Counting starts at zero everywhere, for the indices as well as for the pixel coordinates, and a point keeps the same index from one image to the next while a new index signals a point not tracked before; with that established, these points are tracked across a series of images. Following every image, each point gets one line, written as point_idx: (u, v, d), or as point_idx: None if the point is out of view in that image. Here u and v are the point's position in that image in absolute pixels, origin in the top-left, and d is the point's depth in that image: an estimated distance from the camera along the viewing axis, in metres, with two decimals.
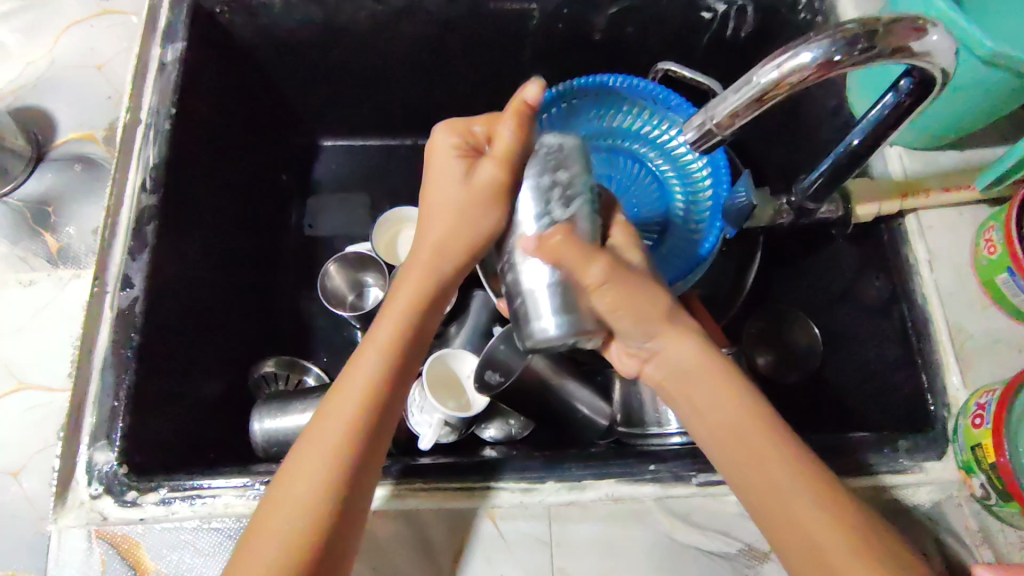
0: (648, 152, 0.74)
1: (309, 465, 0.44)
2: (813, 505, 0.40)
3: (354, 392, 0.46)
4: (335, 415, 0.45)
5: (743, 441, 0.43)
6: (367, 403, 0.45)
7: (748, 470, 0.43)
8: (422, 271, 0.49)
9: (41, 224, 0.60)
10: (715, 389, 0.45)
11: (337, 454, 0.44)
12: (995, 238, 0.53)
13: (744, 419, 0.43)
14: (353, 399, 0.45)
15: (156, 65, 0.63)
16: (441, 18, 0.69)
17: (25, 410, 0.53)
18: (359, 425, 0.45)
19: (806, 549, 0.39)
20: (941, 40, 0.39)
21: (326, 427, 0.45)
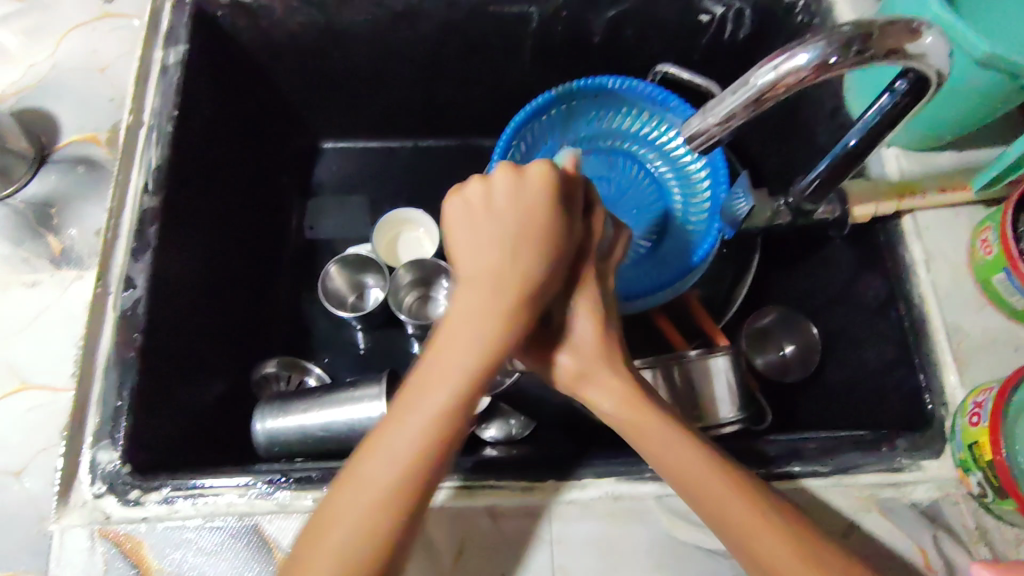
0: (647, 153, 0.74)
1: (355, 506, 0.39)
2: (765, 533, 0.40)
3: (415, 430, 0.40)
4: (393, 456, 0.40)
5: (696, 477, 0.42)
6: (432, 446, 0.40)
7: (702, 502, 0.42)
8: (487, 295, 0.43)
9: (43, 225, 0.60)
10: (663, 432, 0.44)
11: (399, 494, 0.39)
12: (991, 238, 0.54)
13: (678, 449, 0.43)
14: (412, 438, 0.40)
15: (159, 68, 0.64)
16: (441, 20, 0.70)
17: (26, 411, 0.53)
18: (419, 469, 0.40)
19: (746, 553, 0.41)
20: (935, 43, 0.40)
21: (378, 466, 0.39)
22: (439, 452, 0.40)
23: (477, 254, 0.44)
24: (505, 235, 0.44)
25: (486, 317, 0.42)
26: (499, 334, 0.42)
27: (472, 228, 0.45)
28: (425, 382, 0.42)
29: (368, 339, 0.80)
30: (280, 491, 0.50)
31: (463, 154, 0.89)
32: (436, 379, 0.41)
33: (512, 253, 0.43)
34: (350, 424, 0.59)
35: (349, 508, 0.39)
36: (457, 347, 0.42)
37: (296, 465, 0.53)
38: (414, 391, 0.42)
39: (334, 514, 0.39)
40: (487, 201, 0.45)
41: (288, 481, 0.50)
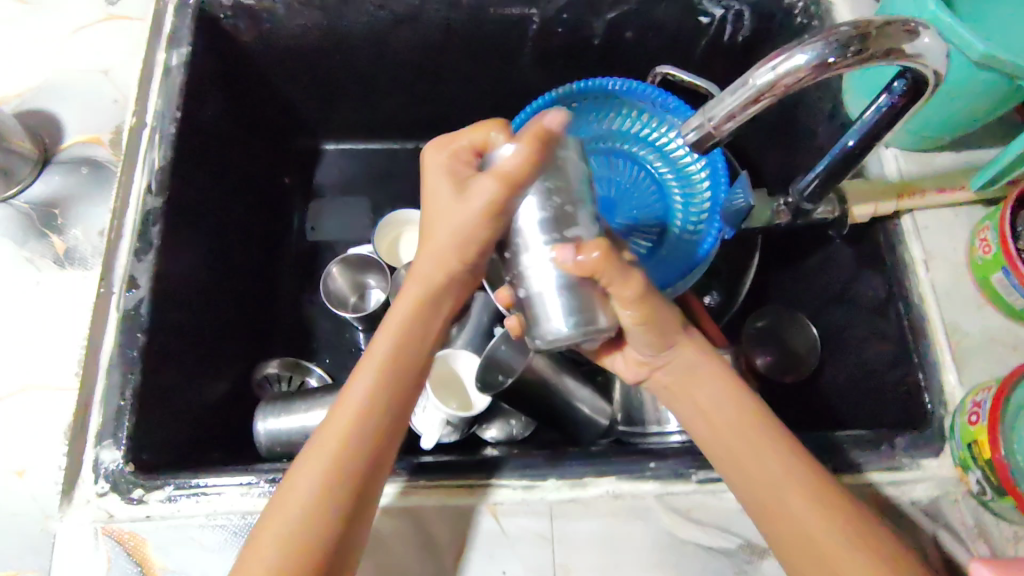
0: (647, 154, 0.74)
1: (309, 471, 0.43)
2: (804, 507, 0.42)
3: (358, 398, 0.45)
4: (340, 421, 0.45)
5: (738, 438, 0.46)
6: (371, 408, 0.45)
7: (742, 466, 0.45)
8: (423, 274, 0.48)
9: (47, 226, 0.60)
10: (712, 389, 0.48)
11: (347, 455, 0.44)
12: (990, 237, 0.54)
13: (731, 411, 0.47)
14: (354, 406, 0.45)
15: (162, 69, 0.64)
16: (442, 23, 0.70)
17: (28, 410, 0.53)
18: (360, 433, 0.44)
19: (802, 541, 0.42)
20: (932, 42, 0.40)
21: (327, 437, 0.44)
22: (384, 411, 0.45)
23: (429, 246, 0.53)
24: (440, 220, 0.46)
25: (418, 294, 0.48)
26: (428, 298, 0.48)
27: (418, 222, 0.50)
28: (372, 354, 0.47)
29: (369, 340, 0.80)
30: None
31: None
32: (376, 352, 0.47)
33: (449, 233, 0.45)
34: None
35: (305, 472, 0.43)
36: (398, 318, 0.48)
37: None
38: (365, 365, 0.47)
39: (293, 480, 0.44)
40: (430, 191, 0.47)
41: None
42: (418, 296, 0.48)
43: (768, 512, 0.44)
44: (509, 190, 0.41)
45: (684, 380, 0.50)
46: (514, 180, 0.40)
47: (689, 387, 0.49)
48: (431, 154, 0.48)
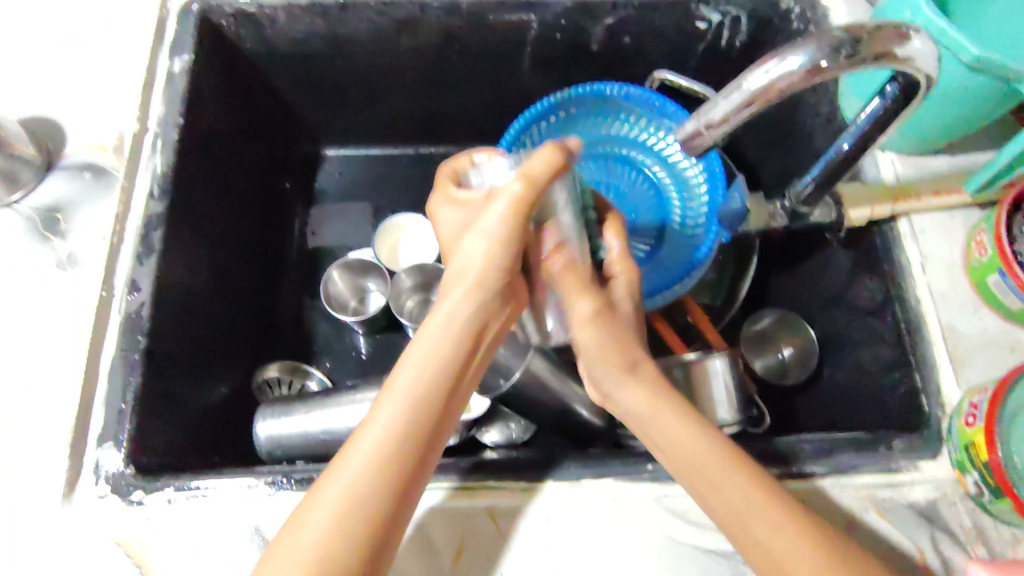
0: (645, 158, 0.75)
1: (339, 482, 0.42)
2: (776, 537, 0.42)
3: (391, 408, 0.43)
4: (370, 431, 0.43)
5: (704, 467, 0.44)
6: (405, 419, 0.43)
7: (710, 498, 0.44)
8: (458, 283, 0.46)
9: (50, 231, 0.61)
10: (676, 424, 0.46)
11: (377, 463, 0.42)
12: (986, 240, 0.55)
13: (697, 440, 0.45)
14: (384, 415, 0.43)
15: (164, 76, 0.65)
16: (441, 29, 0.71)
17: (29, 412, 0.54)
18: (393, 443, 0.42)
19: (767, 560, 0.42)
20: (923, 46, 0.41)
21: (357, 449, 0.42)
22: (418, 418, 0.43)
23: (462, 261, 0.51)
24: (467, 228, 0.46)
25: (456, 302, 0.46)
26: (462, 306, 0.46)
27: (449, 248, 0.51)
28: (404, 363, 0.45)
29: (369, 343, 0.81)
30: (281, 491, 0.50)
31: None
32: (409, 362, 0.45)
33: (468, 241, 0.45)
34: (351, 428, 0.59)
35: (330, 481, 0.42)
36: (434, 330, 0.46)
37: (298, 467, 0.53)
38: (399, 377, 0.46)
39: (317, 489, 0.42)
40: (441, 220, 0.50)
41: (290, 481, 0.51)
42: (457, 305, 0.46)
43: (741, 543, 0.43)
44: (530, 188, 0.41)
45: (648, 416, 0.47)
46: (538, 182, 0.41)
47: (643, 425, 0.48)
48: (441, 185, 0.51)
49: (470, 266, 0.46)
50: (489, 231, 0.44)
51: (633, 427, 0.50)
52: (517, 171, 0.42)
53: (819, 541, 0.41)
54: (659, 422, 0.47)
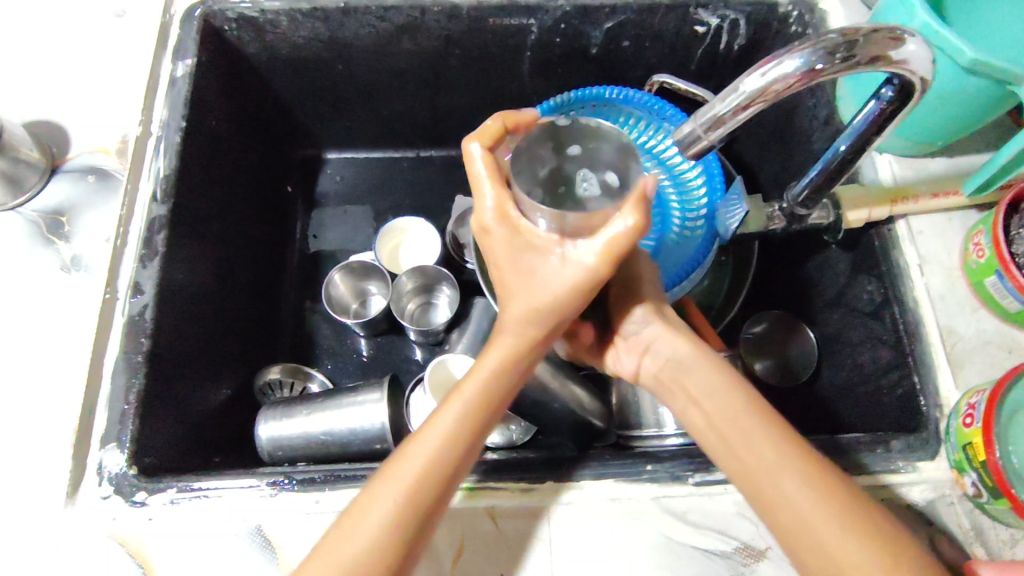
0: (644, 161, 0.73)
1: (379, 501, 0.40)
2: (807, 497, 0.40)
3: (441, 434, 0.42)
4: (420, 457, 0.41)
5: (733, 422, 0.44)
6: (460, 450, 0.42)
7: (736, 451, 0.43)
8: (518, 316, 0.44)
9: (55, 233, 0.62)
10: (708, 376, 0.46)
11: (434, 478, 0.41)
12: (983, 241, 0.55)
13: (726, 395, 0.45)
14: (436, 440, 0.42)
15: (167, 80, 0.66)
16: (441, 34, 0.71)
17: (34, 413, 0.54)
18: (441, 471, 0.41)
19: (792, 518, 0.40)
20: (917, 49, 0.41)
21: (405, 473, 0.41)
22: (471, 438, 0.43)
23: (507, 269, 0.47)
24: (535, 270, 0.42)
25: (512, 330, 0.44)
26: (517, 340, 0.44)
27: (488, 252, 0.45)
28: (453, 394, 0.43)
29: (370, 346, 0.81)
30: (282, 493, 0.51)
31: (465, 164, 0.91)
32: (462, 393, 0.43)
33: (535, 285, 0.43)
34: (352, 429, 0.60)
35: (379, 489, 0.40)
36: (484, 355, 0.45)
37: (299, 468, 0.54)
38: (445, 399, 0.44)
39: (365, 495, 0.41)
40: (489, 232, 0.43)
41: (291, 483, 0.51)
42: (514, 333, 0.44)
43: (766, 499, 0.41)
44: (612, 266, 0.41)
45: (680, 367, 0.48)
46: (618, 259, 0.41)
47: (680, 375, 0.48)
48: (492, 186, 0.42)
49: (533, 303, 0.43)
50: (544, 283, 0.42)
51: (664, 384, 0.50)
52: (596, 239, 0.40)
53: (853, 507, 0.39)
54: (693, 374, 0.47)
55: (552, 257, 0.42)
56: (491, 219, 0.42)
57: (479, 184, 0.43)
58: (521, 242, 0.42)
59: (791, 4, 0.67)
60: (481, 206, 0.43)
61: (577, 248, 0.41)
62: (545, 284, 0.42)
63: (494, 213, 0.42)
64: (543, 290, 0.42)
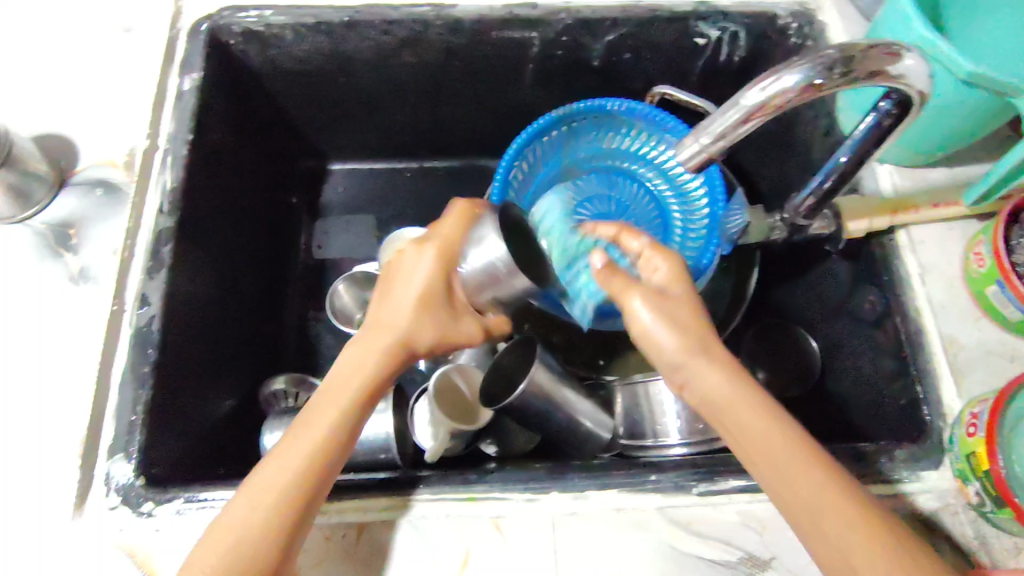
0: (646, 172, 0.77)
1: (244, 504, 0.44)
2: (852, 538, 0.40)
3: (308, 444, 0.47)
4: (283, 466, 0.45)
5: (779, 463, 0.43)
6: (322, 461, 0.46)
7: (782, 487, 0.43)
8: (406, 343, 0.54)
9: (63, 246, 0.62)
10: (756, 418, 0.45)
11: (308, 483, 0.45)
12: (984, 251, 0.55)
13: (769, 435, 0.44)
14: (297, 449, 0.46)
15: (175, 94, 0.66)
16: (444, 46, 0.72)
17: (42, 425, 0.54)
18: (308, 479, 0.45)
19: (839, 559, 0.41)
20: (914, 64, 0.42)
21: (264, 480, 0.45)
22: (341, 450, 0.48)
23: (380, 305, 0.55)
24: (436, 313, 0.55)
25: (371, 347, 0.52)
26: (379, 358, 0.52)
27: (385, 283, 0.57)
28: (309, 408, 0.49)
29: None
30: None
31: (467, 174, 0.91)
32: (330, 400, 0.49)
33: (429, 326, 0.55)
34: None
35: (265, 483, 0.45)
36: (341, 379, 0.51)
37: None
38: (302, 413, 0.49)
39: (253, 489, 0.45)
40: (412, 268, 0.56)
41: None
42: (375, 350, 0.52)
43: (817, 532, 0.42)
44: (475, 329, 0.58)
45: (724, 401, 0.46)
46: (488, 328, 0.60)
47: (719, 416, 0.47)
48: (438, 232, 0.55)
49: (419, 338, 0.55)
50: (422, 316, 0.55)
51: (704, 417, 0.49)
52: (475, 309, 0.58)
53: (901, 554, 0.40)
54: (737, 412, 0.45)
55: (444, 310, 0.56)
56: (410, 254, 0.56)
57: (438, 227, 0.56)
58: (431, 281, 0.55)
59: (789, 17, 0.68)
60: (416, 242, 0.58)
61: (462, 308, 0.57)
62: (427, 315, 0.55)
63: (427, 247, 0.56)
64: (426, 321, 0.55)
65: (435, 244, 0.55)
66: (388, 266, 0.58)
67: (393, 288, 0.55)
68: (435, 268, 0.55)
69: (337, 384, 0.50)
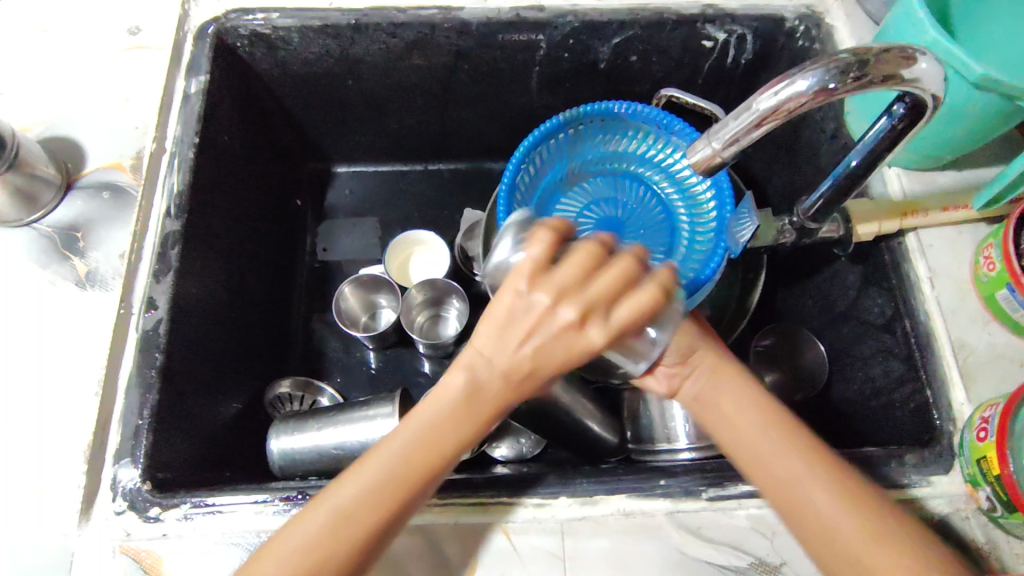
0: (654, 175, 0.77)
1: (311, 531, 0.41)
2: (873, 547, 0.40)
3: (373, 504, 0.41)
4: (356, 514, 0.41)
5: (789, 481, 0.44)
6: (379, 526, 0.41)
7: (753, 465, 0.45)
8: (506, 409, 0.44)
9: (70, 249, 0.62)
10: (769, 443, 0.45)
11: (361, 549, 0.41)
12: (994, 254, 0.55)
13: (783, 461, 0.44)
14: (373, 499, 0.41)
15: (181, 97, 0.66)
16: (451, 49, 0.72)
17: (50, 429, 0.54)
18: (365, 543, 0.41)
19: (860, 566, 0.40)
20: (929, 68, 0.41)
21: (335, 515, 0.41)
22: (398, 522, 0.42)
23: (502, 355, 0.42)
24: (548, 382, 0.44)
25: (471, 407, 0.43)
26: (480, 424, 0.43)
27: (519, 332, 0.42)
28: (395, 450, 0.42)
29: (379, 358, 0.81)
30: (297, 508, 0.51)
31: (473, 177, 0.91)
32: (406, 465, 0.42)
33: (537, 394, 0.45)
34: (363, 443, 0.60)
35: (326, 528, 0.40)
36: (433, 432, 0.42)
37: (313, 483, 0.54)
38: (384, 444, 0.42)
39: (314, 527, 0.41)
40: (561, 338, 0.41)
41: (305, 498, 0.51)
42: (478, 407, 0.43)
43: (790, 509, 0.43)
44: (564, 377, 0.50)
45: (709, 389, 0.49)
46: None
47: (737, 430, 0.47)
48: (614, 315, 0.41)
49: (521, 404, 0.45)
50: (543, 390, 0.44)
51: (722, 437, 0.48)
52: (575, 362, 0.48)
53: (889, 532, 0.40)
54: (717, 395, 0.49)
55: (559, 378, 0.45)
56: (558, 322, 0.41)
57: (619, 308, 0.41)
58: (571, 361, 0.42)
59: (797, 19, 0.67)
60: (580, 297, 0.41)
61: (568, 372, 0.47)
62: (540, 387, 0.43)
63: (592, 328, 0.41)
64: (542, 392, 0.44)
65: (597, 326, 0.41)
66: (528, 310, 0.41)
67: (528, 347, 0.41)
68: (585, 353, 0.41)
69: (429, 434, 0.42)
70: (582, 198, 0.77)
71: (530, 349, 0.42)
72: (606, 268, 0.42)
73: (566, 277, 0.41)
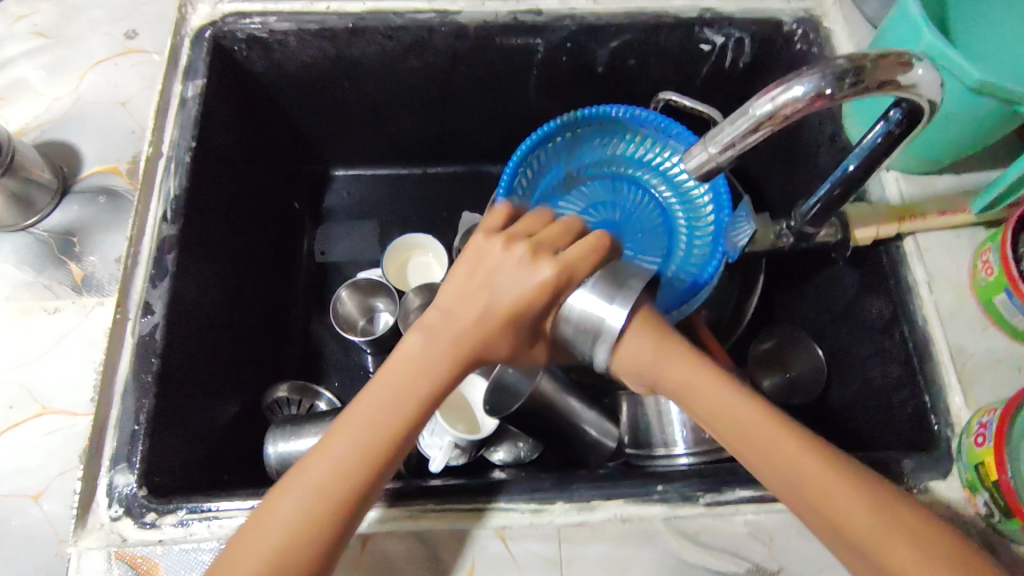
0: (652, 178, 0.76)
1: (287, 502, 0.42)
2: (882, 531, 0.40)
3: (347, 453, 0.43)
4: (331, 475, 0.42)
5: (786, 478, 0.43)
6: (356, 477, 0.42)
7: (751, 453, 0.44)
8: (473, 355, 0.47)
9: (66, 253, 0.62)
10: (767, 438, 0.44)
11: (341, 502, 0.42)
12: (992, 259, 0.55)
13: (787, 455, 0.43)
14: (348, 460, 0.42)
15: (177, 101, 0.66)
16: (449, 52, 0.72)
17: (46, 436, 0.54)
18: (345, 496, 0.42)
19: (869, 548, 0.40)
20: (925, 74, 0.41)
21: (309, 481, 0.42)
22: (374, 476, 0.43)
23: (460, 302, 0.47)
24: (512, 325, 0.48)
25: (438, 349, 0.46)
26: (444, 376, 0.46)
27: (475, 278, 0.48)
28: (361, 415, 0.44)
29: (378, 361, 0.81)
30: None
31: (471, 179, 0.91)
32: (378, 415, 0.44)
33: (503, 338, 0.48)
34: None
35: (307, 484, 0.42)
36: (397, 392, 0.45)
37: None
38: (351, 414, 0.44)
39: (293, 487, 0.42)
40: (514, 276, 0.47)
41: None
42: (438, 361, 0.46)
43: (810, 499, 0.42)
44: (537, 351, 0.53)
45: (680, 385, 0.47)
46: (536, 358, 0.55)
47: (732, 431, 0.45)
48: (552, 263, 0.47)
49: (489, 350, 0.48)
50: (502, 335, 0.47)
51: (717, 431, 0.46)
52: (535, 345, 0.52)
53: (906, 520, 0.40)
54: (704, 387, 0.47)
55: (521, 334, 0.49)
56: (511, 260, 0.48)
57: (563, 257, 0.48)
58: (525, 298, 0.47)
59: (795, 23, 0.67)
60: (529, 243, 0.49)
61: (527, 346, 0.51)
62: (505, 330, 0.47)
63: (541, 266, 0.47)
64: (503, 337, 0.48)
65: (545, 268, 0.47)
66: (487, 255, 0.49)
67: (485, 286, 0.48)
68: (537, 288, 0.47)
69: (396, 392, 0.45)
70: (580, 202, 0.77)
71: (489, 286, 0.48)
72: (552, 227, 0.52)
73: (517, 233, 0.51)
